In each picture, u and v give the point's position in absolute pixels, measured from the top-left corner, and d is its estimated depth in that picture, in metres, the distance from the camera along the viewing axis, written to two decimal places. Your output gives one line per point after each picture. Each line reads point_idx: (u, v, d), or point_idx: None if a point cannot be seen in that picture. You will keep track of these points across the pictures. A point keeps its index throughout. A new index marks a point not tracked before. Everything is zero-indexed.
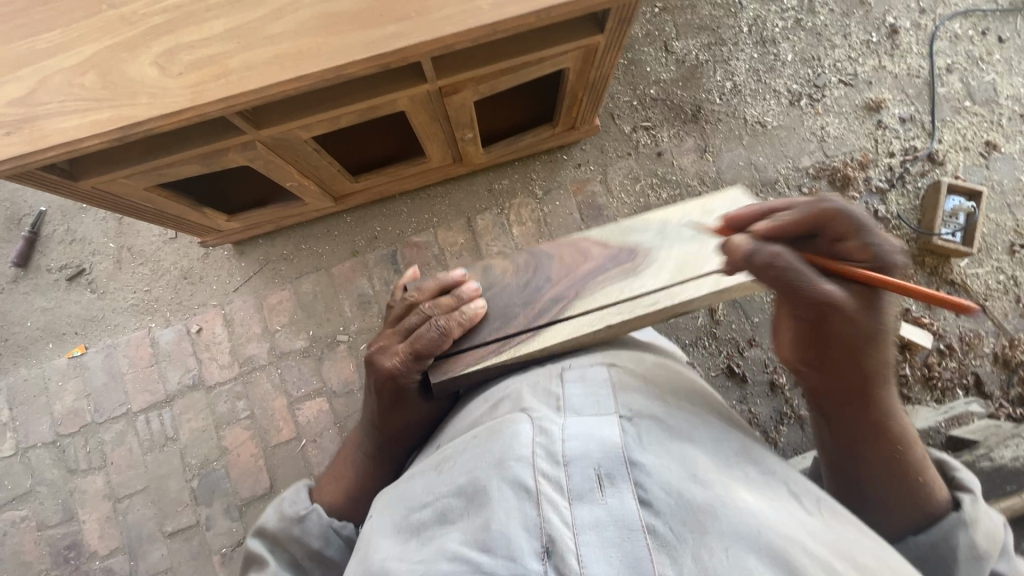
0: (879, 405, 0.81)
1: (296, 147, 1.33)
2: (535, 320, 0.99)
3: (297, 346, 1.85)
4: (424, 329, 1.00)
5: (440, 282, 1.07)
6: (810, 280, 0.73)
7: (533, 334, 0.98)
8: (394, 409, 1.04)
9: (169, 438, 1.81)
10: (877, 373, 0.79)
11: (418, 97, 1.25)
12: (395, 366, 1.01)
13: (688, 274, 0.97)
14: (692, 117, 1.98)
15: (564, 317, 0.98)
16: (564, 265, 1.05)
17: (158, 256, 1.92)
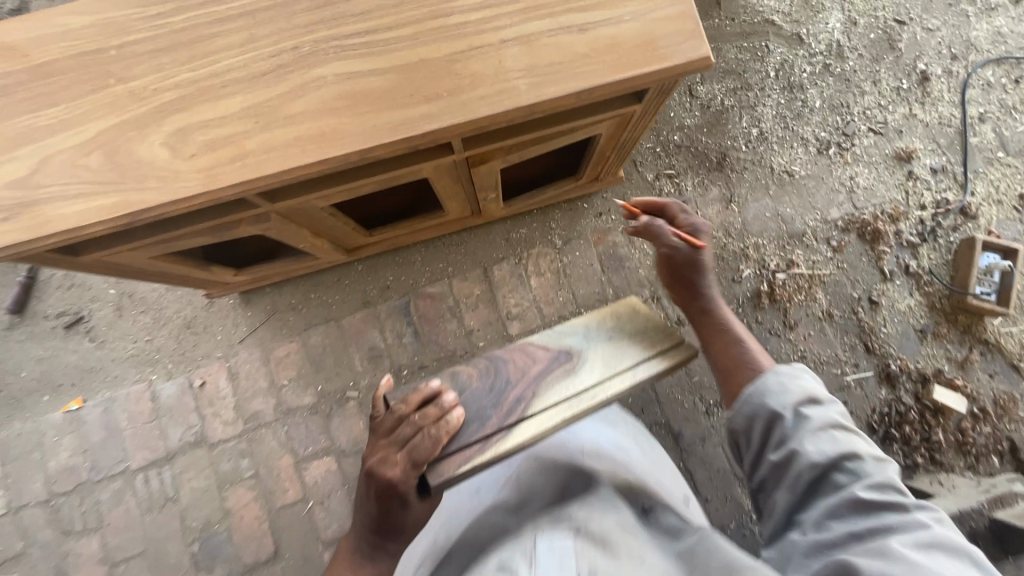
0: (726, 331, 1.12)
1: (312, 214, 1.25)
2: (506, 419, 0.95)
3: (305, 402, 1.78)
4: (418, 439, 0.93)
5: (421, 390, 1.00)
6: (663, 235, 1.18)
7: (506, 434, 0.93)
8: (390, 516, 0.95)
9: (169, 498, 1.73)
10: (694, 288, 1.18)
11: (443, 167, 1.18)
12: (395, 476, 0.93)
13: (618, 367, 0.98)
14: (717, 165, 1.91)
15: (530, 416, 0.94)
16: (516, 367, 1.01)
17: (160, 304, 1.84)
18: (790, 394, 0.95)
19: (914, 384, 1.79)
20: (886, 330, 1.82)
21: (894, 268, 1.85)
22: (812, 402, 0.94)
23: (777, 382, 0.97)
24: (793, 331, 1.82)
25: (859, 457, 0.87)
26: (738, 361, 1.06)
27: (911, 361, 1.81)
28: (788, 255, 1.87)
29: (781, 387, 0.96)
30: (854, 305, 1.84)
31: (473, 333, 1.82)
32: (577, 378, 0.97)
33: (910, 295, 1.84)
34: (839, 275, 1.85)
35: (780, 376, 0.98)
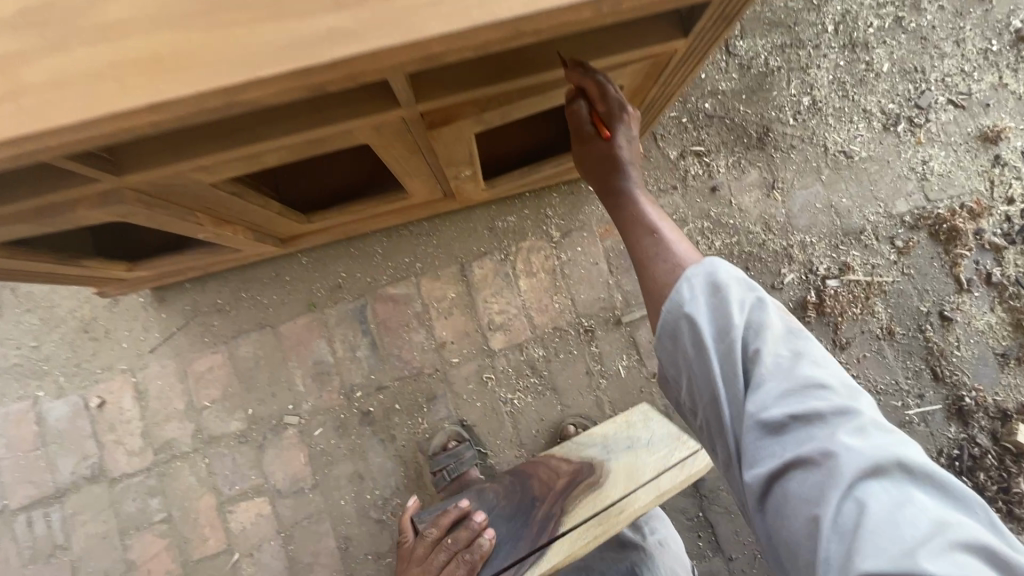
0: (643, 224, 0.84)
1: (201, 193, 0.86)
2: (541, 534, 1.09)
3: (232, 429, 1.42)
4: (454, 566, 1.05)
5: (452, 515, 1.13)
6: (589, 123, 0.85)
7: (539, 556, 1.07)
8: None
9: (59, 546, 1.38)
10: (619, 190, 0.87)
11: (389, 127, 0.79)
12: None
13: (638, 482, 1.11)
14: (756, 142, 1.53)
15: (562, 532, 1.08)
16: (542, 484, 1.15)
17: (50, 301, 1.46)
18: (721, 312, 0.68)
19: (991, 422, 1.44)
20: (959, 353, 1.47)
21: (973, 276, 1.49)
22: (750, 325, 0.67)
23: (712, 298, 0.69)
24: (844, 352, 1.47)
25: (820, 382, 0.64)
26: (659, 279, 0.75)
27: (989, 393, 1.46)
28: (841, 257, 1.50)
29: (710, 305, 0.69)
30: (920, 322, 1.48)
31: (445, 347, 1.45)
32: (603, 492, 1.11)
33: (990, 311, 1.48)
34: (903, 283, 1.49)
35: (715, 294, 0.69)
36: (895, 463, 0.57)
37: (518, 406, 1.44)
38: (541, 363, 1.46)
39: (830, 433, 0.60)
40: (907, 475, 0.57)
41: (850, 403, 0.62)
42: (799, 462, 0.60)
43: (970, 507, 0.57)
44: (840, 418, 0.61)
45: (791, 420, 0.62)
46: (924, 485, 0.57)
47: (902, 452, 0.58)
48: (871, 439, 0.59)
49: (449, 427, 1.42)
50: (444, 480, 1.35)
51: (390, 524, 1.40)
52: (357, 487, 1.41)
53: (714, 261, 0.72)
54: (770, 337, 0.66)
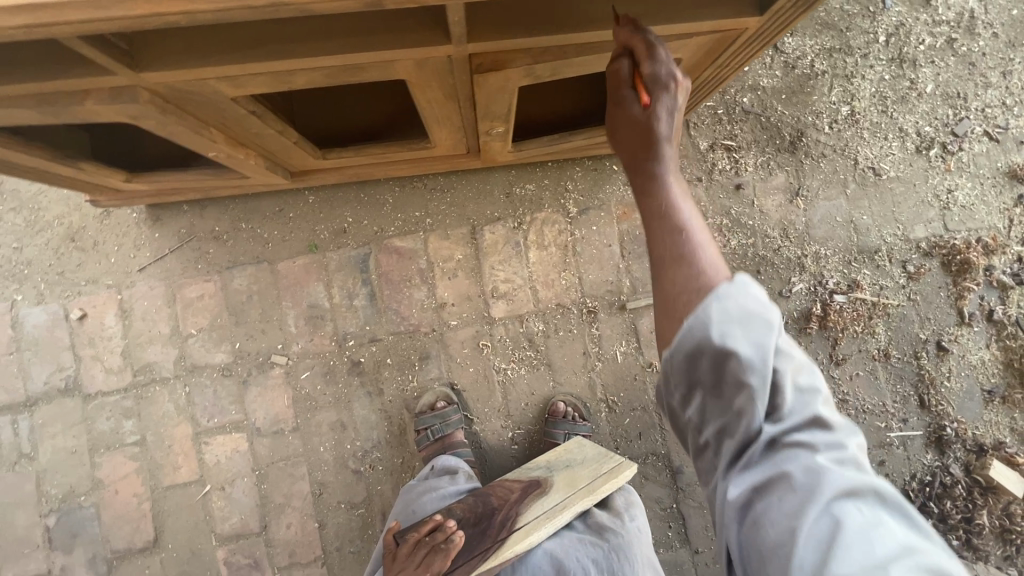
0: (676, 217, 0.60)
1: (220, 107, 0.81)
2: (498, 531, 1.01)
3: (217, 361, 1.38)
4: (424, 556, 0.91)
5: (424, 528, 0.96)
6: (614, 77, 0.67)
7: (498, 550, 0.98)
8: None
9: (24, 455, 1.35)
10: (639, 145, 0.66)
11: (432, 63, 0.74)
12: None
13: (580, 484, 1.09)
14: (789, 146, 1.49)
15: (517, 528, 1.02)
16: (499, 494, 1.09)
17: (38, 203, 1.38)
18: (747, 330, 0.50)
19: (967, 454, 1.46)
20: (948, 385, 1.49)
21: (976, 311, 1.49)
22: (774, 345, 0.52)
23: (736, 309, 0.50)
24: (838, 368, 1.48)
25: (832, 417, 0.51)
26: (675, 269, 0.56)
27: (969, 426, 1.48)
28: (851, 274, 1.49)
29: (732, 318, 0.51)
30: (916, 349, 1.49)
31: (445, 308, 1.42)
32: (546, 498, 1.07)
33: (985, 347, 1.49)
34: (907, 309, 1.49)
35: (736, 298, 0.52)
36: (872, 504, 0.48)
37: (510, 377, 1.43)
38: (539, 338, 1.44)
39: (826, 472, 0.48)
40: (884, 505, 0.48)
41: (840, 435, 0.51)
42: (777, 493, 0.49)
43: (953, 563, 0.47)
44: (832, 456, 0.49)
45: (783, 452, 0.50)
46: (918, 540, 0.46)
47: (884, 491, 0.49)
48: (858, 478, 0.49)
49: (438, 388, 1.41)
50: (427, 440, 1.34)
51: (367, 476, 1.40)
52: (337, 436, 1.40)
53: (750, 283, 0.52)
54: (793, 366, 0.52)
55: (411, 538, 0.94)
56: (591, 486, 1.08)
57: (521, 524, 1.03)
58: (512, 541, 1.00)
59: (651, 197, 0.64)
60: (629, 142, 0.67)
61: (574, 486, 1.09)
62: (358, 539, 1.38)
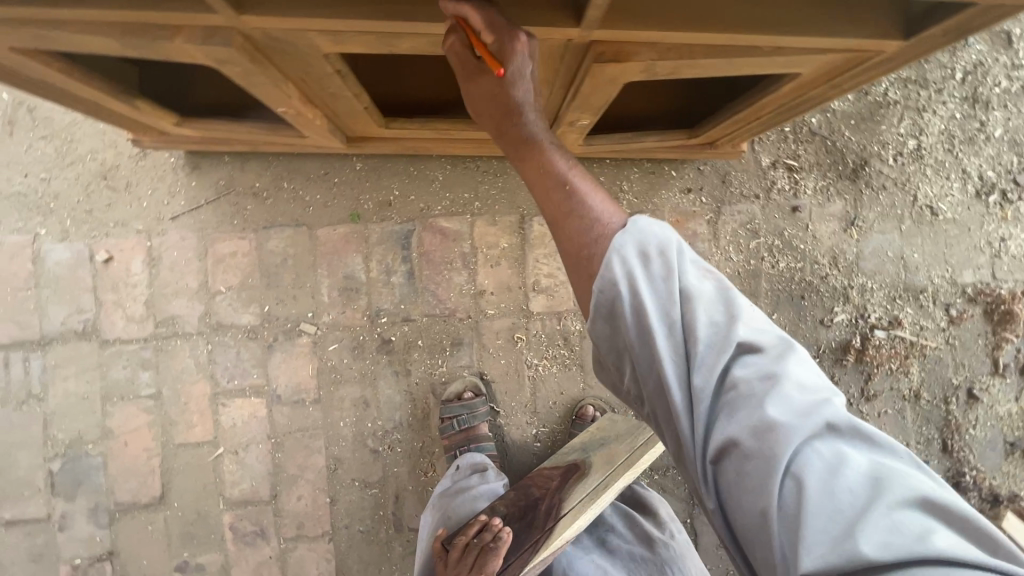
0: (567, 180, 0.63)
1: (308, 63, 0.75)
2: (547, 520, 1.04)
3: (243, 322, 1.33)
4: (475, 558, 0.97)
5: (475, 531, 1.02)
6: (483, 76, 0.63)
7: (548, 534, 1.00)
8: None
9: (34, 395, 1.30)
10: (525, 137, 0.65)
11: (549, 46, 0.69)
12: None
13: (617, 461, 1.08)
14: (850, 173, 1.45)
15: (563, 513, 1.03)
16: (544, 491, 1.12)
17: (70, 134, 1.31)
18: (654, 285, 0.57)
19: (981, 502, 1.47)
20: (973, 433, 1.48)
21: (1011, 362, 1.48)
22: (679, 297, 0.57)
23: (645, 264, 0.58)
24: (868, 403, 1.47)
25: (751, 347, 0.56)
26: (578, 240, 0.61)
27: (988, 476, 1.48)
28: (894, 310, 1.47)
29: (644, 277, 0.57)
30: (947, 393, 1.48)
31: (484, 296, 1.38)
32: (586, 482, 1.08)
33: (1014, 399, 1.49)
34: (944, 352, 1.48)
35: (649, 267, 0.58)
36: (816, 424, 0.52)
37: (541, 373, 1.39)
38: (575, 337, 1.40)
39: (763, 406, 0.53)
40: (831, 435, 0.52)
41: (779, 366, 0.55)
42: (735, 440, 0.53)
43: (904, 456, 0.52)
44: (767, 387, 0.54)
45: (728, 395, 0.55)
46: (858, 444, 0.52)
47: (827, 413, 0.53)
48: (803, 406, 0.53)
49: (467, 377, 1.37)
50: (453, 429, 1.31)
51: (385, 456, 1.37)
52: (359, 413, 1.36)
53: (646, 227, 0.60)
54: (701, 305, 0.57)
55: (461, 539, 1.01)
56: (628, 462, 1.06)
57: (565, 510, 1.04)
58: (558, 529, 1.00)
59: (539, 171, 0.65)
60: (490, 112, 0.66)
61: (611, 464, 1.08)
62: (369, 518, 1.36)
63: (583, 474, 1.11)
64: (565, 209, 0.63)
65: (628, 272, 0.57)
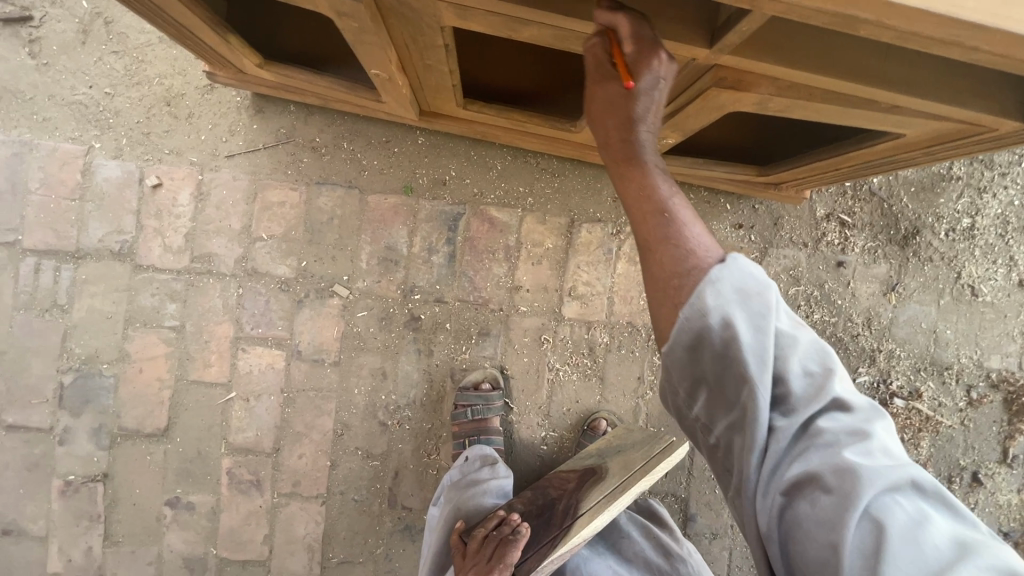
0: (665, 206, 0.56)
1: (422, 31, 0.75)
2: (566, 516, 1.07)
3: (278, 273, 1.33)
4: (499, 538, 1.04)
5: (493, 522, 1.10)
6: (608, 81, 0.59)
7: (568, 534, 1.00)
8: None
9: (58, 305, 1.29)
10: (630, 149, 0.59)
11: (671, 61, 0.69)
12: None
13: (632, 467, 1.05)
14: (900, 239, 1.45)
15: (581, 512, 1.03)
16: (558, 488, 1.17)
17: (142, 54, 1.30)
18: (756, 324, 0.50)
19: None
20: None
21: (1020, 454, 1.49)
22: (776, 334, 0.50)
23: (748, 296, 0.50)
24: None
25: (842, 397, 0.51)
26: (673, 272, 0.53)
27: None
28: (916, 382, 1.47)
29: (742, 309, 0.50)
30: (952, 473, 1.49)
31: (519, 292, 1.37)
32: (603, 485, 1.06)
33: (1016, 491, 1.49)
34: (957, 432, 1.48)
35: (747, 298, 0.50)
36: (900, 479, 0.48)
37: (560, 378, 1.39)
38: (600, 349, 1.40)
39: (848, 457, 0.48)
40: (913, 495, 0.48)
41: (866, 422, 0.50)
42: (812, 484, 0.48)
43: (981, 527, 0.49)
44: (854, 441, 0.49)
45: (811, 444, 0.49)
46: (936, 507, 0.48)
47: (911, 473, 0.49)
48: (890, 466, 0.48)
49: (488, 368, 1.37)
50: (464, 416, 1.31)
51: (392, 431, 1.36)
52: (375, 383, 1.36)
53: (749, 266, 0.52)
54: (795, 350, 0.51)
55: (480, 528, 1.08)
56: (650, 467, 1.01)
57: (582, 509, 1.04)
58: (576, 528, 1.00)
59: (635, 192, 0.58)
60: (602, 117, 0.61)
61: (628, 469, 1.05)
62: (366, 488, 1.36)
63: (600, 479, 1.08)
64: (662, 233, 0.55)
65: (723, 303, 0.50)
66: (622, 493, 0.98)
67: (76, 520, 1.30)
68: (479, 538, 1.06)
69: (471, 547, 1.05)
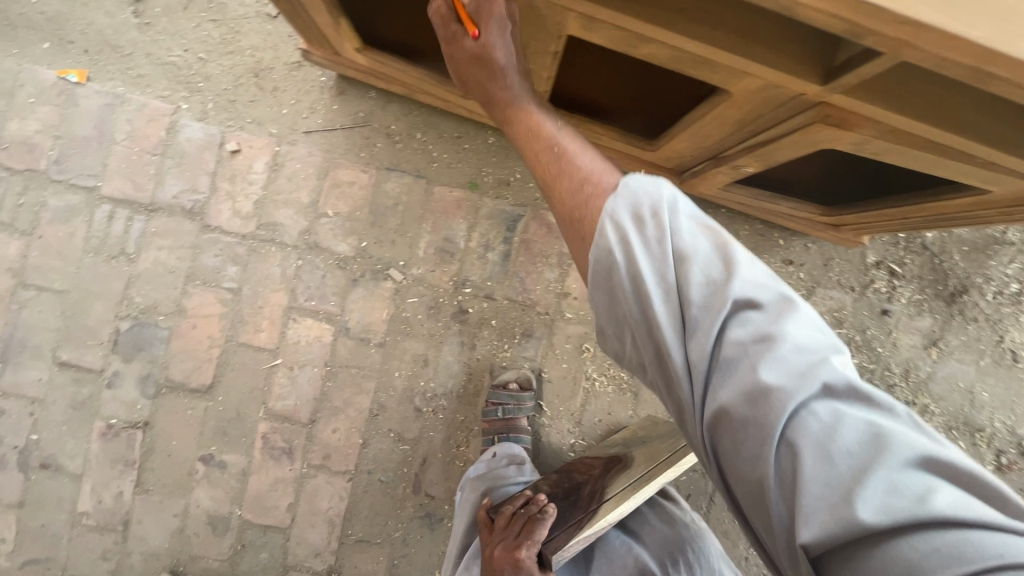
0: (555, 143, 0.71)
1: (540, 37, 0.79)
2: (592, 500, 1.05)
3: (338, 249, 1.36)
4: (524, 516, 1.05)
5: (519, 501, 1.10)
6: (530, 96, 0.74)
7: (593, 515, 0.98)
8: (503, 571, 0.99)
9: (125, 254, 1.33)
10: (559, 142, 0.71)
11: (779, 93, 0.71)
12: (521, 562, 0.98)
13: (659, 457, 1.02)
14: (947, 296, 1.46)
15: (607, 497, 1.01)
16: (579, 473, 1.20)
17: (238, 26, 1.36)
18: (652, 252, 0.57)
19: None
20: None
21: None
22: (676, 257, 0.57)
23: (651, 231, 0.58)
24: None
25: (741, 303, 0.55)
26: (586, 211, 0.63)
27: None
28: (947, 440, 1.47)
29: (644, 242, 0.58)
30: None
31: (567, 298, 1.40)
32: (629, 473, 1.04)
33: None
34: None
35: (642, 228, 0.58)
36: (802, 378, 0.51)
37: (595, 388, 1.41)
38: None
39: (751, 366, 0.52)
40: (820, 392, 0.51)
41: (774, 326, 0.53)
42: (732, 399, 0.53)
43: (897, 410, 0.50)
44: (758, 348, 0.52)
45: (723, 361, 0.54)
46: (853, 405, 0.50)
47: (817, 372, 0.51)
48: (789, 364, 0.51)
49: (525, 368, 1.39)
50: (495, 414, 1.32)
51: (426, 418, 1.39)
52: (416, 369, 1.38)
53: (639, 190, 0.60)
54: (689, 263, 0.56)
55: (506, 507, 1.10)
56: (680, 458, 0.97)
57: (608, 495, 1.01)
58: (602, 511, 0.97)
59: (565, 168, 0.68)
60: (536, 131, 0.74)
61: (654, 459, 1.02)
62: (393, 471, 1.38)
63: (627, 471, 1.05)
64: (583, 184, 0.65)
65: (622, 236, 0.58)
66: (650, 484, 0.95)
67: (112, 463, 1.33)
68: (506, 516, 1.07)
69: (500, 524, 1.07)
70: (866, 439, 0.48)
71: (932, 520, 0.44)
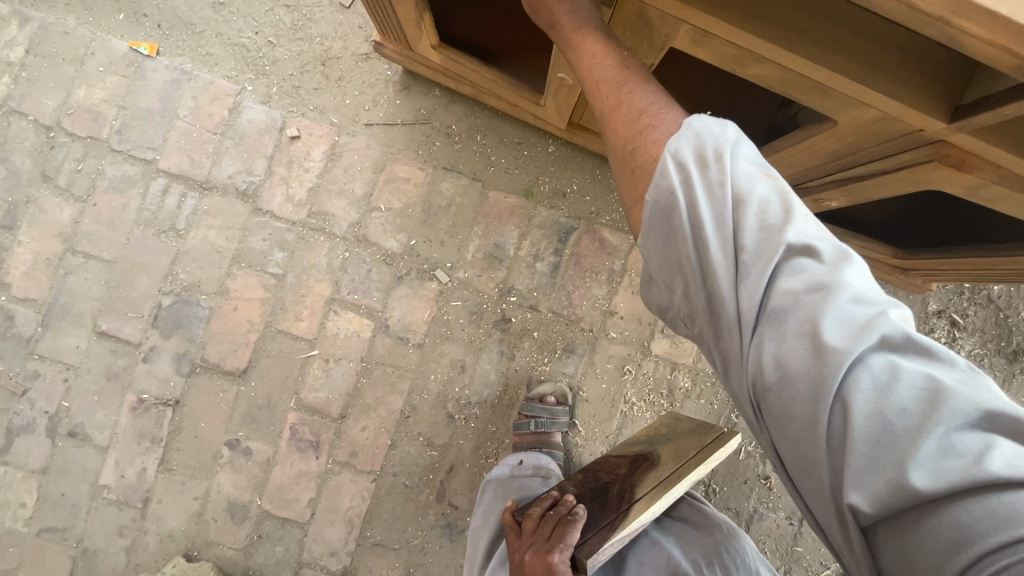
0: (614, 81, 0.64)
1: (644, 48, 0.76)
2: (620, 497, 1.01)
3: (386, 245, 1.34)
4: (553, 517, 0.99)
5: (545, 504, 1.04)
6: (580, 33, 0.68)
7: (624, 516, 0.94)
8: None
9: (175, 230, 1.33)
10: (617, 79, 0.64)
11: (895, 127, 0.68)
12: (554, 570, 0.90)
13: (685, 456, 0.97)
14: (1010, 354, 1.40)
15: (637, 497, 0.97)
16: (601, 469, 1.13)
17: (310, 14, 1.35)
18: (708, 190, 0.51)
19: None
20: None
21: None
22: (732, 200, 0.50)
23: (708, 169, 0.51)
24: None
25: (802, 249, 0.47)
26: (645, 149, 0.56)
27: None
28: None
29: (700, 181, 0.51)
30: None
31: (613, 317, 1.36)
32: (658, 471, 0.99)
33: None
34: None
35: (704, 168, 0.51)
36: (870, 334, 0.43)
37: (633, 413, 1.36)
38: (680, 393, 1.37)
39: (811, 319, 0.45)
40: (886, 350, 0.43)
41: (835, 273, 0.46)
42: (784, 355, 0.46)
43: (966, 366, 0.43)
44: (815, 297, 0.45)
45: (773, 313, 0.47)
46: (914, 358, 0.43)
47: (885, 326, 0.43)
48: (856, 320, 0.44)
49: (561, 383, 1.35)
50: (528, 427, 1.29)
51: (457, 425, 1.35)
52: (452, 374, 1.35)
53: (700, 127, 0.53)
54: (746, 203, 0.50)
55: (532, 511, 1.04)
56: (709, 456, 0.93)
57: (638, 494, 0.97)
58: (633, 512, 0.94)
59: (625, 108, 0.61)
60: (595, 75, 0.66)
61: (684, 457, 0.97)
62: (418, 476, 1.34)
63: (654, 471, 1.00)
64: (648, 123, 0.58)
65: (683, 175, 0.52)
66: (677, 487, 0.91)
67: (138, 438, 1.31)
68: (533, 519, 1.01)
69: (528, 531, 0.99)
70: (927, 394, 0.41)
71: (990, 483, 0.38)
